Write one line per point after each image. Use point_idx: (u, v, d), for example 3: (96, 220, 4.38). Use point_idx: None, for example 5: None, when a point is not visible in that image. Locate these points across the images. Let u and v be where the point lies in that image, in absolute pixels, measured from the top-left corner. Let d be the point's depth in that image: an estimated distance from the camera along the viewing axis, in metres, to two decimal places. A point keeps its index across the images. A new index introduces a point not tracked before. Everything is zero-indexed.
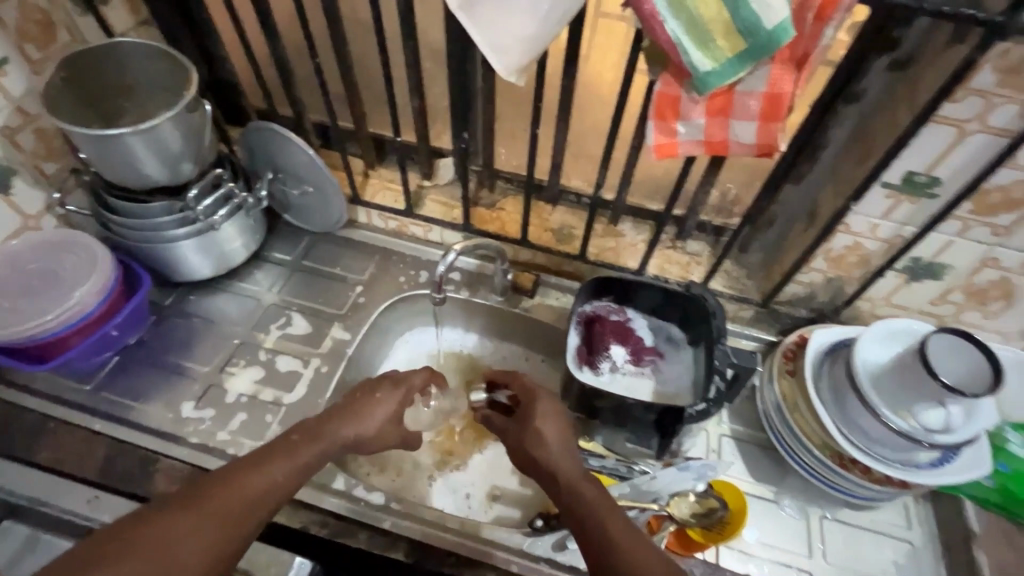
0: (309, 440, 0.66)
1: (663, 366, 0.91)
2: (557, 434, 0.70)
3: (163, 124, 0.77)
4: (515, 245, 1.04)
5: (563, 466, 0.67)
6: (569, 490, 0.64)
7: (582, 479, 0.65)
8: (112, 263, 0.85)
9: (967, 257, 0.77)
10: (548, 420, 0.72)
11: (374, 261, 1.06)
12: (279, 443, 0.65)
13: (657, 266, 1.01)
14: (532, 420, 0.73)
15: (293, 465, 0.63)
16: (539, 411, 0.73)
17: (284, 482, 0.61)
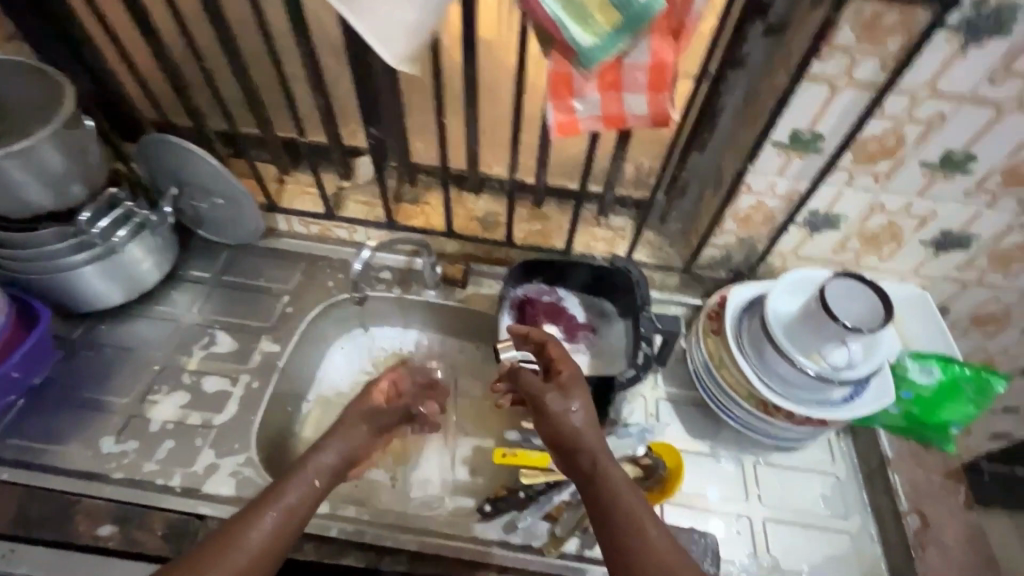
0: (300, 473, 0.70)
1: (596, 340, 0.94)
2: (583, 412, 0.67)
3: (40, 144, 0.72)
4: (441, 238, 1.04)
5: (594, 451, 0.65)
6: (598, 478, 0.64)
7: (612, 466, 0.64)
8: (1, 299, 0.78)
9: (858, 205, 0.82)
10: (577, 399, 0.68)
11: (300, 268, 1.03)
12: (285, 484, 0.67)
13: (583, 244, 1.03)
14: (558, 401, 0.68)
15: (281, 511, 0.65)
16: (572, 385, 0.69)
17: (285, 524, 0.64)
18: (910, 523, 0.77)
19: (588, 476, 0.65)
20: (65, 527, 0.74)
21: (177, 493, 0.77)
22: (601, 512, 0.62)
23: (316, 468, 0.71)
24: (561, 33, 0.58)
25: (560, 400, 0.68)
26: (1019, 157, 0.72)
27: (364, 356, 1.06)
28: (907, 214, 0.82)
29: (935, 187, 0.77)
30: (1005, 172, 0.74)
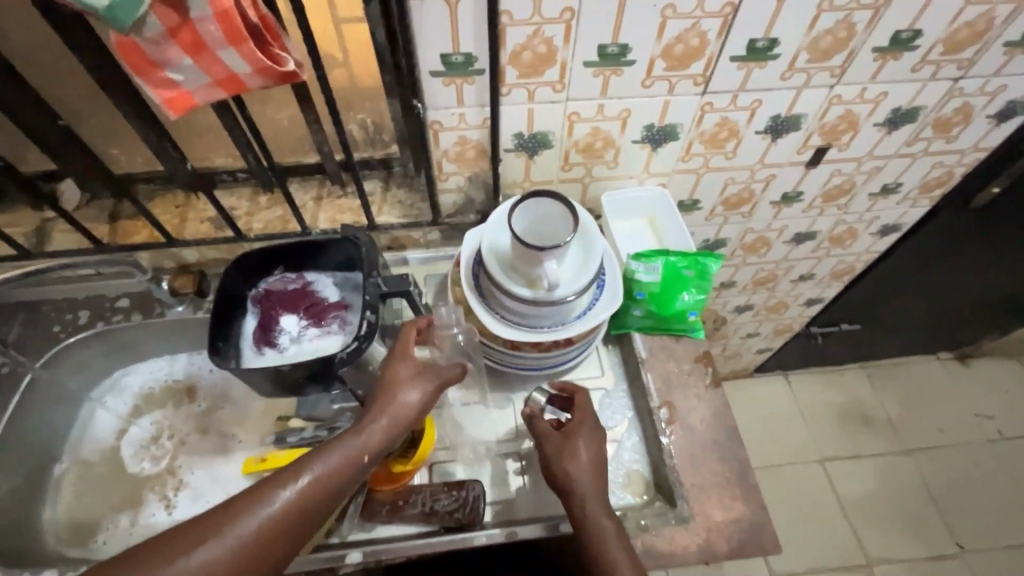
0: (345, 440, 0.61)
1: (348, 317, 0.87)
2: (587, 458, 0.69)
3: None
4: (169, 248, 0.93)
5: (585, 495, 0.67)
6: (588, 522, 0.66)
7: (603, 515, 0.66)
8: None
9: (554, 118, 0.80)
10: (585, 441, 0.71)
11: (17, 321, 0.91)
12: (332, 448, 0.60)
13: (330, 218, 0.96)
14: (574, 438, 0.70)
15: (336, 465, 0.59)
16: (582, 430, 0.71)
17: (312, 495, 0.57)
18: (659, 416, 0.80)
19: (575, 520, 0.67)
20: None
21: None
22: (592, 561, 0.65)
23: (369, 441, 0.62)
24: None
25: (570, 441, 0.70)
26: (667, 38, 0.71)
27: (110, 421, 0.92)
28: (604, 117, 0.81)
29: (612, 85, 0.76)
30: (665, 55, 0.73)
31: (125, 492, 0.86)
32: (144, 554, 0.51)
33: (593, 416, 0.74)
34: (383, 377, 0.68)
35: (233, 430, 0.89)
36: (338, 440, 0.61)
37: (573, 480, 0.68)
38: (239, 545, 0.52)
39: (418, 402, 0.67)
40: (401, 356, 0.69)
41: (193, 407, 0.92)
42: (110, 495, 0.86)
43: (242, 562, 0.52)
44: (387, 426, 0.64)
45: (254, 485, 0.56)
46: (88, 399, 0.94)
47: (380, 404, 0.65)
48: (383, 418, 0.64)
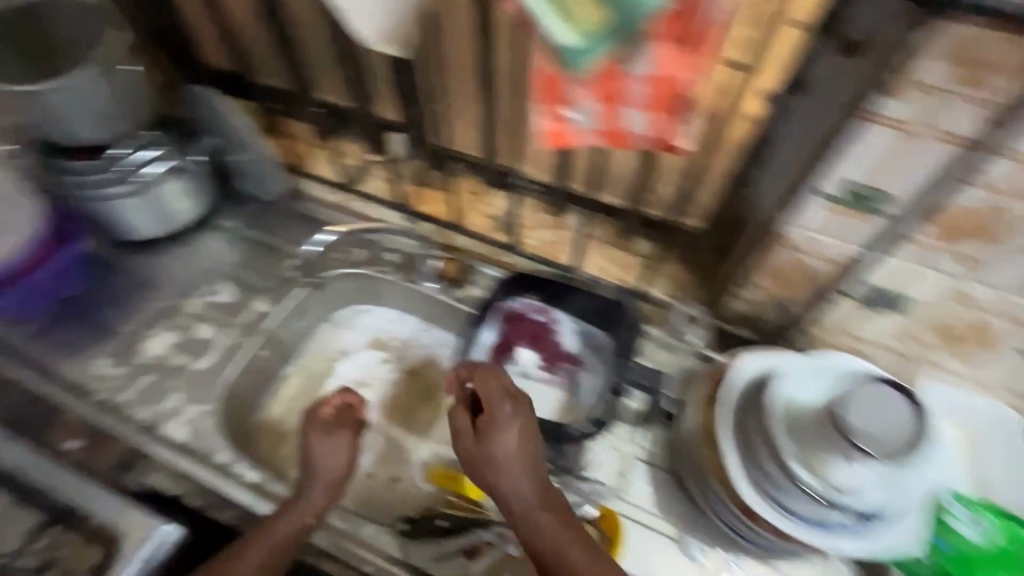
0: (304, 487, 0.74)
1: (578, 376, 0.84)
2: (513, 449, 0.65)
3: (77, 78, 0.79)
4: (450, 230, 1.00)
5: (523, 501, 0.63)
6: (556, 546, 0.61)
7: (541, 511, 0.63)
8: (40, 217, 0.85)
9: (931, 289, 0.64)
10: (508, 428, 0.66)
11: (314, 235, 1.04)
12: (287, 509, 0.72)
13: (595, 264, 0.92)
14: (485, 429, 0.66)
15: (302, 514, 0.72)
16: (496, 424, 0.65)
17: (271, 558, 0.67)
18: None
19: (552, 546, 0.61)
20: (40, 434, 0.79)
21: (139, 429, 0.81)
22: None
23: (331, 467, 0.76)
24: (537, 25, 0.47)
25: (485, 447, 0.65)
26: None
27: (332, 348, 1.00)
28: (1001, 313, 0.62)
29: None
30: None
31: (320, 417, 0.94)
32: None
33: (502, 408, 0.67)
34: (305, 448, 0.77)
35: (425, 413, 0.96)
36: (310, 487, 0.74)
37: (502, 487, 0.63)
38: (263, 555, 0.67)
39: (338, 454, 0.77)
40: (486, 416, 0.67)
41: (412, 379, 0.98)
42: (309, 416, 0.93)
43: None
44: (331, 462, 0.76)
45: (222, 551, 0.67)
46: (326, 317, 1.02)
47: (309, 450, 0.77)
48: (310, 459, 0.76)
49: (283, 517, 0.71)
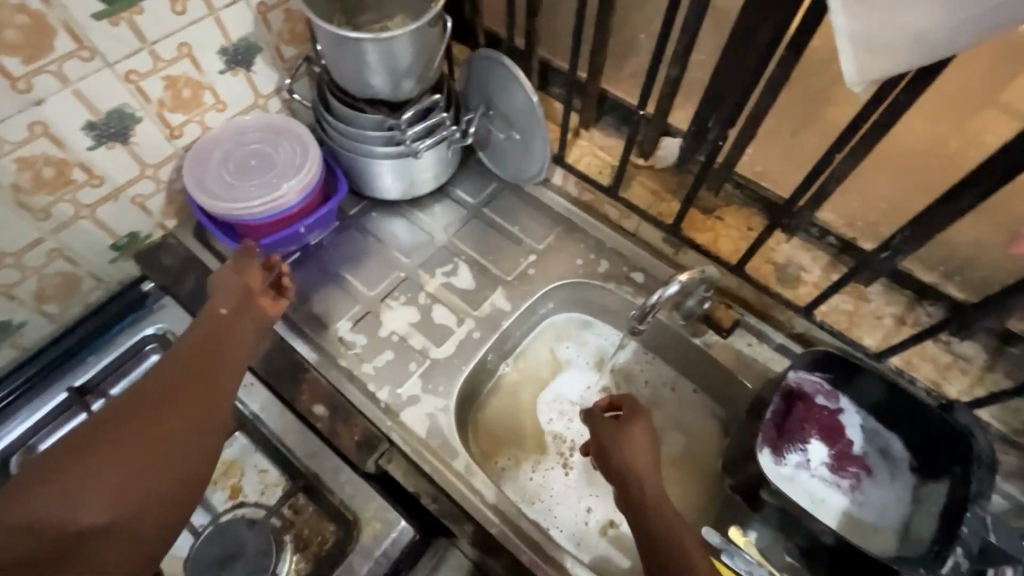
0: (194, 337, 0.66)
1: (866, 486, 0.72)
2: (645, 445, 0.68)
3: (403, 36, 0.73)
4: (722, 268, 0.86)
5: (650, 487, 0.65)
6: (665, 535, 0.61)
7: (662, 499, 0.64)
8: (319, 165, 0.84)
9: None
10: (642, 429, 0.69)
11: (556, 232, 0.96)
12: (190, 333, 0.67)
13: (903, 356, 0.77)
14: (630, 424, 0.70)
15: (183, 363, 0.63)
16: (639, 420, 0.70)
17: (132, 413, 0.58)
18: None
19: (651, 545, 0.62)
20: (290, 388, 0.79)
21: (380, 408, 0.79)
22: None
23: (215, 305, 0.70)
24: None
25: (624, 433, 0.69)
26: None
27: (546, 352, 0.93)
28: None
29: None
30: None
31: (535, 434, 0.87)
32: (159, 395, 0.60)
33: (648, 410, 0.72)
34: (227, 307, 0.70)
35: None
36: (186, 338, 0.66)
37: (631, 468, 0.67)
38: (125, 417, 0.57)
39: (249, 283, 0.73)
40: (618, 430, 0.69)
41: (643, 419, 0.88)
42: (521, 423, 0.88)
43: (138, 456, 0.55)
44: (235, 291, 0.72)
45: (95, 421, 0.57)
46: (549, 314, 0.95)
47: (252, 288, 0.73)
48: (236, 290, 0.72)
49: (200, 341, 0.66)
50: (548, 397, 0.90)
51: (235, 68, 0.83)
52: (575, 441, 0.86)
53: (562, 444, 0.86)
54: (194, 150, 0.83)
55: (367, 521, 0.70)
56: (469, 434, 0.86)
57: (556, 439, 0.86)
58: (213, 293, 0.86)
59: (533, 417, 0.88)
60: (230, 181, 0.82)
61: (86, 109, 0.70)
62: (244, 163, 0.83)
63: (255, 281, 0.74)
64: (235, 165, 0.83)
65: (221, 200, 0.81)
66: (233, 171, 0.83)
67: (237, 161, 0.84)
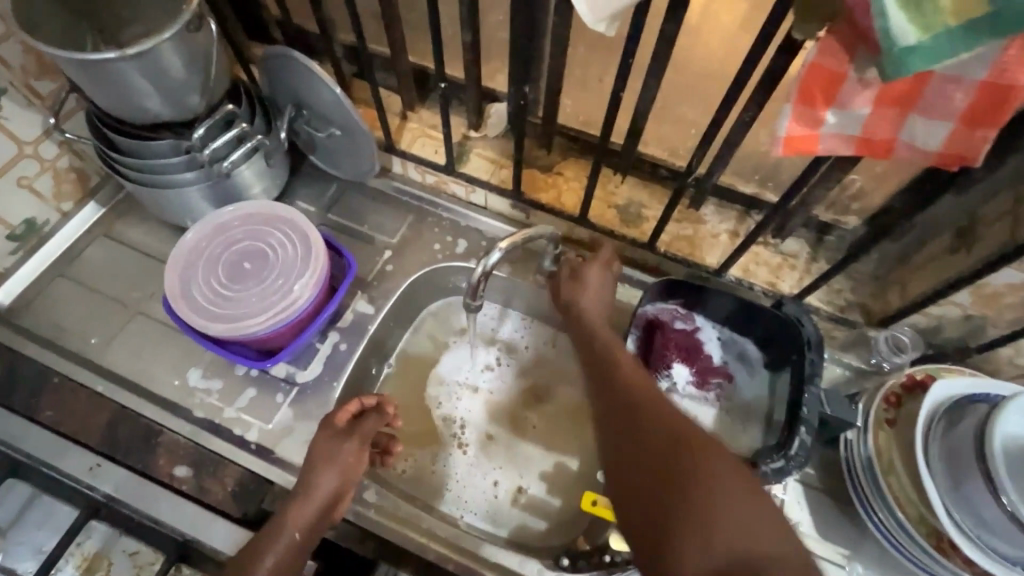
0: (274, 541, 0.61)
1: (730, 391, 0.77)
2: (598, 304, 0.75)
3: (159, 46, 0.65)
4: (571, 222, 0.87)
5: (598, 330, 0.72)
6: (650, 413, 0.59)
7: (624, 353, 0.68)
8: (325, 250, 0.73)
9: None
10: (595, 276, 0.76)
11: (407, 221, 0.93)
12: (268, 535, 0.62)
13: (741, 266, 0.83)
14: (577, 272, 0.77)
15: None
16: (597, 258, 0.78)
17: None
18: None
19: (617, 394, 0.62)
20: (143, 457, 0.72)
21: (252, 450, 0.74)
22: (645, 419, 0.58)
23: (300, 516, 0.63)
24: (872, 12, 0.36)
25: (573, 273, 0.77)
26: None
27: (427, 341, 0.92)
28: None
29: None
30: None
31: (427, 425, 0.86)
32: None
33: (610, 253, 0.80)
34: (306, 480, 0.65)
35: (534, 421, 0.87)
36: (273, 538, 0.62)
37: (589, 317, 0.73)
38: None
39: (342, 471, 0.67)
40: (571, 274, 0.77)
41: (531, 383, 0.89)
42: (414, 420, 0.86)
43: None
44: (324, 492, 0.65)
45: None
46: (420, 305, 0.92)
47: (345, 482, 0.67)
48: (318, 495, 0.65)
49: (267, 552, 0.61)
50: (433, 381, 0.89)
51: None
52: (463, 420, 0.86)
53: (459, 430, 0.85)
54: (176, 261, 0.71)
55: None
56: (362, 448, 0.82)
57: (446, 423, 0.86)
58: (29, 376, 0.76)
59: (424, 411, 0.87)
60: (226, 292, 0.71)
61: None
62: (245, 266, 0.72)
63: (346, 480, 0.67)
64: (228, 271, 0.72)
65: (217, 316, 0.70)
66: (227, 279, 0.71)
67: (229, 265, 0.72)
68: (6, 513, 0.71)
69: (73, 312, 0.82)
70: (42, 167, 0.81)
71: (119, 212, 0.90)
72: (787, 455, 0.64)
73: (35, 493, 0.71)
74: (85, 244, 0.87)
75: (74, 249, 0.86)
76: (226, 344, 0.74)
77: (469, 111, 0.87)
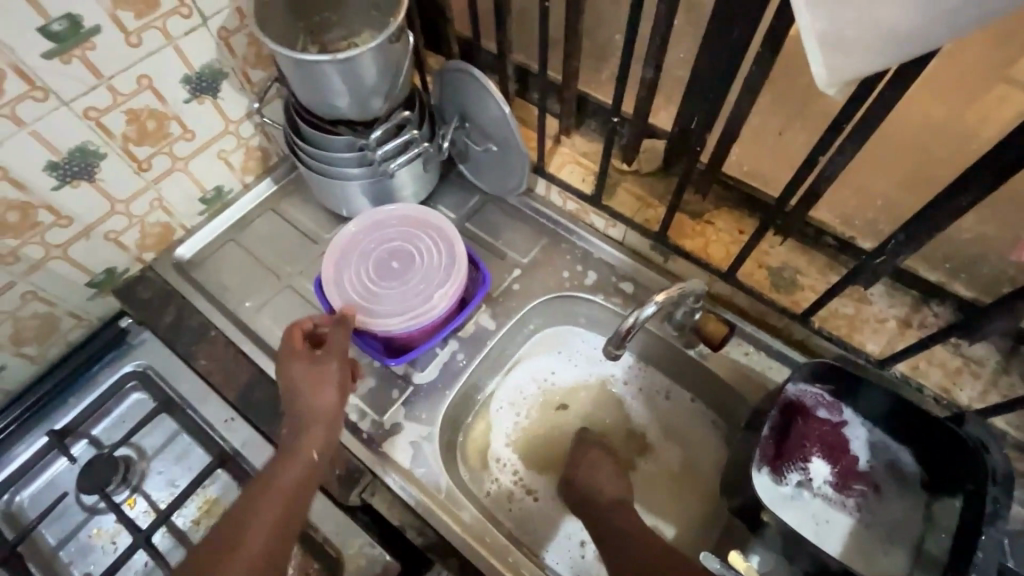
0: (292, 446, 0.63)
1: (875, 503, 0.68)
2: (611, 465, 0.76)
3: (363, 53, 0.70)
4: (713, 275, 0.82)
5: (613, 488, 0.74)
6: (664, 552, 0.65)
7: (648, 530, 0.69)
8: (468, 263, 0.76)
9: None
10: (602, 459, 0.77)
11: (540, 244, 0.93)
12: (285, 452, 0.63)
13: (910, 361, 0.72)
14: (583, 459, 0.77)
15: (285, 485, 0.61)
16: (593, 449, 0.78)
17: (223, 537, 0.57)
18: None
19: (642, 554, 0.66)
20: (269, 422, 0.77)
21: (363, 438, 0.77)
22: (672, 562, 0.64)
23: (309, 433, 0.64)
24: None
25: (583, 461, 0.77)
26: None
27: (541, 365, 0.89)
28: None
29: None
30: None
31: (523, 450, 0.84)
32: (235, 530, 0.58)
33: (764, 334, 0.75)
34: (296, 389, 0.65)
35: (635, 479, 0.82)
36: (291, 448, 0.63)
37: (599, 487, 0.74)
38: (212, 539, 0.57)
39: (325, 394, 0.66)
40: (585, 459, 0.77)
41: (636, 433, 0.84)
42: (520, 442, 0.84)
43: None
44: (320, 404, 0.65)
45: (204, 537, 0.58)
46: (538, 328, 0.90)
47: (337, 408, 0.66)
48: (315, 417, 0.64)
49: (285, 461, 0.62)
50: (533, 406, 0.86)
51: (200, 96, 0.81)
52: (561, 457, 0.83)
53: (555, 467, 0.83)
54: (335, 248, 0.77)
55: (350, 558, 0.69)
56: (459, 461, 0.82)
57: (537, 453, 0.84)
58: (192, 326, 0.85)
59: (523, 436, 0.85)
60: (373, 287, 0.75)
61: (45, 149, 0.69)
62: (391, 264, 0.77)
63: (336, 402, 0.66)
64: (377, 267, 0.76)
65: (361, 309, 0.74)
66: (375, 275, 0.76)
67: (379, 261, 0.77)
68: (153, 442, 0.80)
69: (235, 275, 0.91)
70: (237, 143, 0.91)
71: (287, 191, 0.99)
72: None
73: (180, 430, 0.80)
74: (256, 215, 0.97)
75: (247, 219, 0.96)
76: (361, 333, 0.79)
77: (626, 145, 0.85)
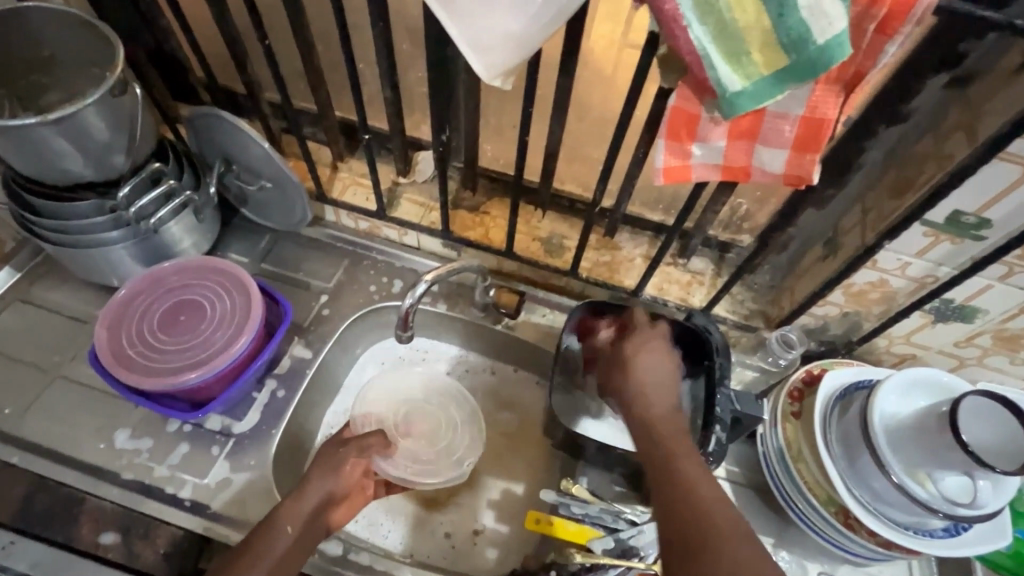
0: (267, 531, 0.63)
1: None
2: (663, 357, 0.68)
3: (82, 111, 0.67)
4: (499, 255, 0.93)
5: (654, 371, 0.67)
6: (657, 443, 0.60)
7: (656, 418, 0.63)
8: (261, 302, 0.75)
9: (1004, 302, 0.67)
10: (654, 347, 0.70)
11: (342, 266, 0.95)
12: (262, 530, 0.63)
13: (655, 285, 0.91)
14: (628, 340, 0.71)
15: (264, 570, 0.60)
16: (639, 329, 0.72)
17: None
18: None
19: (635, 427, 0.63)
20: (65, 528, 0.71)
21: (187, 507, 0.72)
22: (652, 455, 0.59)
23: (289, 508, 0.65)
24: (704, 67, 0.45)
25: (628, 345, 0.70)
26: None
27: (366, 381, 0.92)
28: None
29: None
30: None
31: None
32: None
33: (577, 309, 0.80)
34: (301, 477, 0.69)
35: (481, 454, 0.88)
36: (268, 526, 0.64)
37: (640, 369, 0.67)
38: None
39: (330, 483, 0.70)
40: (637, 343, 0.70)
41: None
42: None
43: None
44: (316, 493, 0.68)
45: None
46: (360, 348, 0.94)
47: (336, 495, 0.70)
48: (311, 496, 0.67)
49: (268, 542, 0.63)
50: None
51: None
52: None
53: None
54: (106, 314, 0.74)
55: None
56: None
57: None
58: None
59: None
60: (159, 344, 0.73)
61: None
62: (170, 320, 0.74)
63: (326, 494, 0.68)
64: (162, 323, 0.74)
65: (146, 370, 0.72)
66: (161, 330, 0.74)
67: (164, 316, 0.75)
68: None
69: None
70: None
71: (34, 279, 0.87)
72: (627, 562, 0.70)
73: None
74: None
75: None
76: (157, 399, 0.74)
77: (397, 159, 0.93)
